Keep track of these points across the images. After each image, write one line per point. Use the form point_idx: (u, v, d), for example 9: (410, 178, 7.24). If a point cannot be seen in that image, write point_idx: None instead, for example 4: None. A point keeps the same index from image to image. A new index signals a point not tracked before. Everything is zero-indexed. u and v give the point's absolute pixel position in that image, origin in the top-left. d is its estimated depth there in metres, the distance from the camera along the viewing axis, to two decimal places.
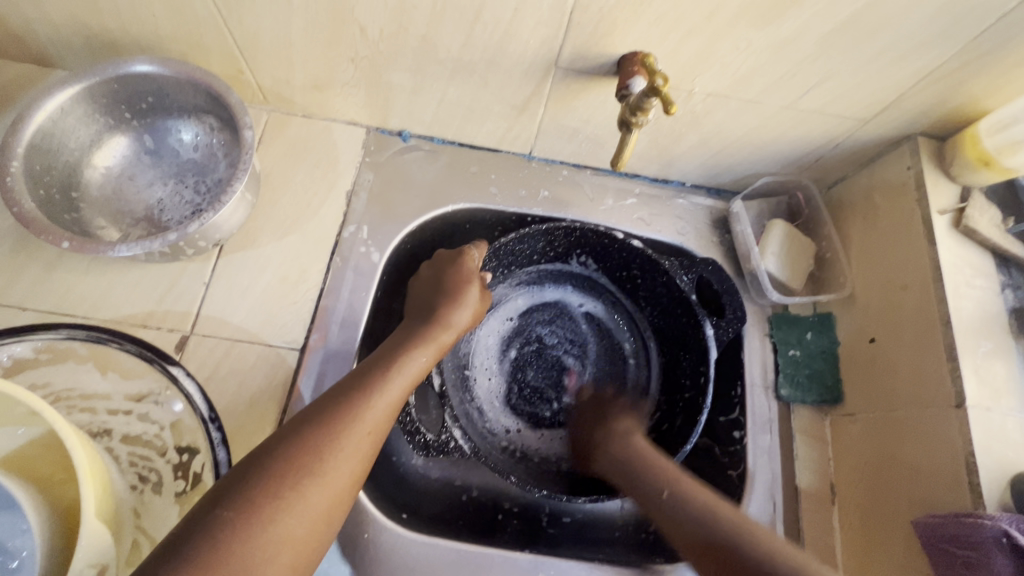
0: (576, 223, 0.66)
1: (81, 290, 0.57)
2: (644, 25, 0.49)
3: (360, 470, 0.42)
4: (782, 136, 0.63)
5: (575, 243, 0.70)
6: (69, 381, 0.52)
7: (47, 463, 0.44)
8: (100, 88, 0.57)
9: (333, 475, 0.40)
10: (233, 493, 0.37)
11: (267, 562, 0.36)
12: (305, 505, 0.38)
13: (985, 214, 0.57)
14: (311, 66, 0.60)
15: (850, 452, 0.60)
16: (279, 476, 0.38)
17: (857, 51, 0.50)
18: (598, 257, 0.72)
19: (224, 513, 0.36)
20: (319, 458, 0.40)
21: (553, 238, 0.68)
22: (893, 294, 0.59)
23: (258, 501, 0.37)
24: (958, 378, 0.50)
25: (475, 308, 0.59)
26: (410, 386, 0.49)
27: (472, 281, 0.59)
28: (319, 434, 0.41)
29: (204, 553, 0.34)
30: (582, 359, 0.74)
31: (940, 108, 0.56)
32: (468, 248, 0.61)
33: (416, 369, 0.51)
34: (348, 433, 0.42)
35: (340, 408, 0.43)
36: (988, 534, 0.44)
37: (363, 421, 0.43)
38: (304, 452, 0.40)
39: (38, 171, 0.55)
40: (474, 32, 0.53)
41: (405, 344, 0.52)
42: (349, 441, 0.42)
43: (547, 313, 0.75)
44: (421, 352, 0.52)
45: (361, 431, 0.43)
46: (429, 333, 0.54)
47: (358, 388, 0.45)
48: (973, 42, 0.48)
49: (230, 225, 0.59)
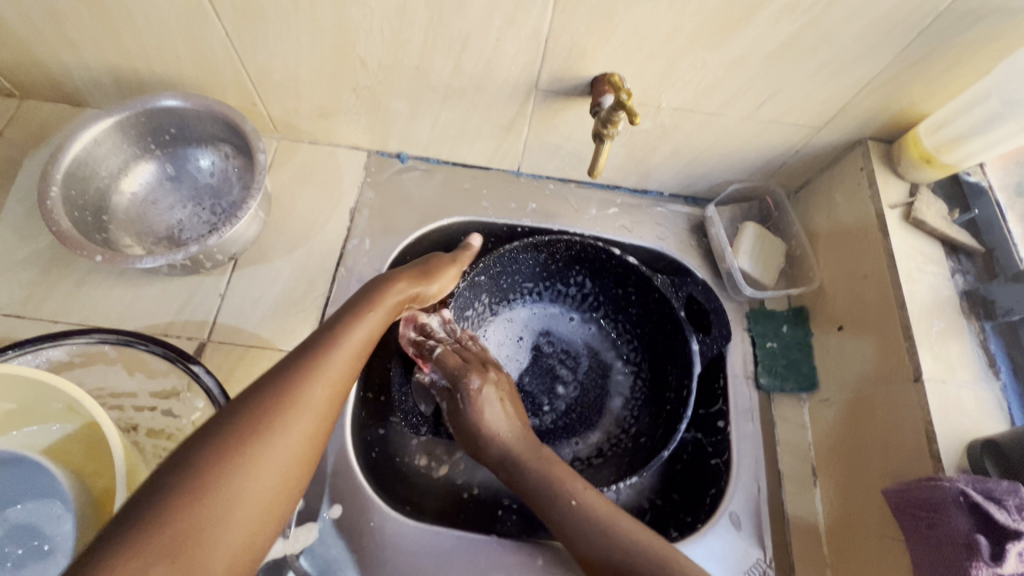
0: (575, 237, 0.72)
1: (109, 302, 0.62)
2: (611, 50, 0.56)
3: (312, 433, 0.45)
4: (746, 145, 0.69)
5: (575, 258, 0.75)
6: (99, 382, 0.56)
7: (76, 455, 0.48)
8: (130, 121, 0.64)
9: (287, 437, 0.43)
10: (182, 462, 0.40)
11: (225, 519, 0.39)
12: (258, 465, 0.41)
13: (932, 207, 0.62)
14: (317, 97, 0.67)
15: (827, 436, 0.63)
16: (228, 440, 0.41)
17: (801, 67, 0.56)
18: (592, 272, 0.76)
19: (172, 480, 0.39)
20: (273, 422, 0.43)
21: (553, 251, 0.73)
22: (856, 284, 0.64)
23: (214, 463, 0.40)
24: (914, 355, 0.54)
25: (438, 285, 0.65)
26: (363, 349, 0.53)
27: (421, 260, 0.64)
28: (271, 400, 0.44)
29: (163, 514, 0.37)
30: (573, 369, 0.78)
31: (883, 114, 0.62)
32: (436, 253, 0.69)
33: (366, 331, 0.54)
34: (301, 398, 0.45)
35: (289, 375, 0.46)
36: (947, 494, 0.47)
37: (315, 383, 0.47)
38: (257, 416, 0.43)
39: (73, 196, 0.61)
40: (461, 61, 0.60)
41: (357, 308, 0.56)
42: (300, 406, 0.45)
43: (544, 325, 0.80)
44: (369, 312, 0.55)
45: (315, 395, 0.46)
46: (379, 296, 0.58)
47: (310, 355, 0.48)
48: (901, 55, 0.54)
49: (244, 240, 0.65)
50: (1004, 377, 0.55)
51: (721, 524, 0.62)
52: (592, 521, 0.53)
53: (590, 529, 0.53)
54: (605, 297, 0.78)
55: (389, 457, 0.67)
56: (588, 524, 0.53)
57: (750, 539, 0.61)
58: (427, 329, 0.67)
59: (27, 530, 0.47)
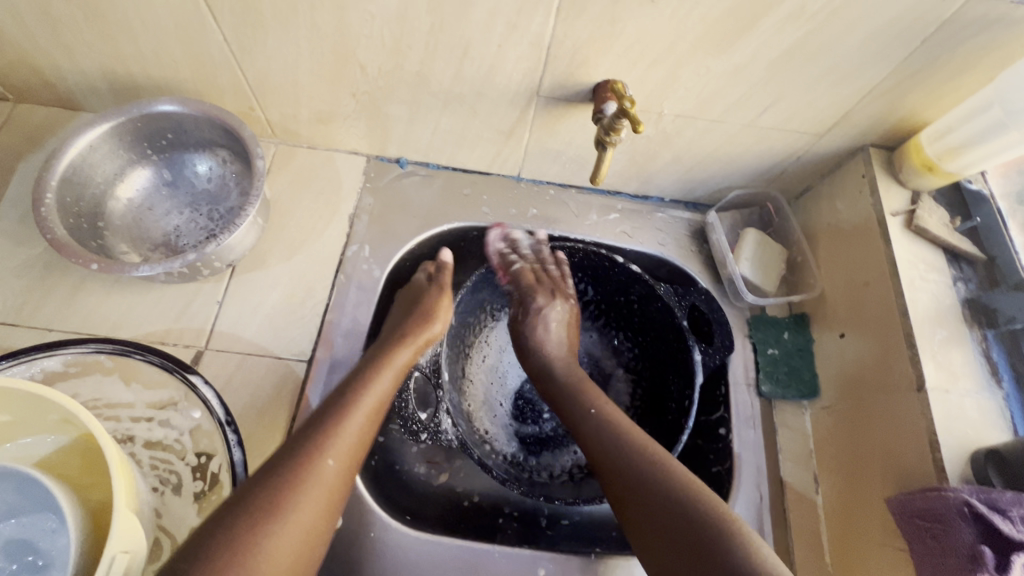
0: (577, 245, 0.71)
1: (104, 310, 0.61)
2: (613, 57, 0.56)
3: (324, 510, 0.44)
4: (748, 151, 0.68)
5: (577, 265, 0.74)
6: (95, 393, 0.55)
7: (74, 467, 0.48)
8: (126, 126, 0.63)
9: (303, 514, 0.43)
10: (195, 549, 0.38)
11: None
12: (277, 546, 0.40)
13: (934, 215, 0.62)
14: (316, 102, 0.66)
15: (830, 443, 0.63)
16: (244, 523, 0.40)
17: (803, 75, 0.56)
18: (596, 279, 0.76)
19: (184, 566, 0.37)
20: (290, 500, 0.42)
21: (556, 257, 0.73)
22: (858, 291, 0.64)
23: (231, 549, 0.39)
24: (917, 364, 0.54)
25: (442, 329, 0.64)
26: (374, 412, 0.52)
27: (432, 308, 0.64)
28: (285, 480, 0.43)
29: None
30: None
31: (885, 121, 0.62)
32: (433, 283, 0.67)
33: (378, 397, 0.53)
34: (317, 473, 0.45)
35: (302, 453, 0.45)
36: (952, 504, 0.47)
37: (328, 458, 0.46)
38: (274, 495, 0.42)
39: (68, 203, 0.61)
40: (462, 67, 0.59)
41: (366, 371, 0.55)
42: (313, 487, 0.44)
43: None
44: (379, 376, 0.55)
45: (330, 468, 0.46)
46: (388, 356, 0.57)
47: (323, 426, 0.48)
48: (904, 63, 0.54)
49: (242, 247, 0.64)
50: (1006, 386, 0.55)
51: None
52: (612, 429, 0.55)
53: (608, 433, 0.54)
54: (607, 303, 0.78)
55: (389, 466, 0.66)
56: (606, 429, 0.55)
57: None
58: (514, 241, 0.73)
59: (21, 544, 0.46)
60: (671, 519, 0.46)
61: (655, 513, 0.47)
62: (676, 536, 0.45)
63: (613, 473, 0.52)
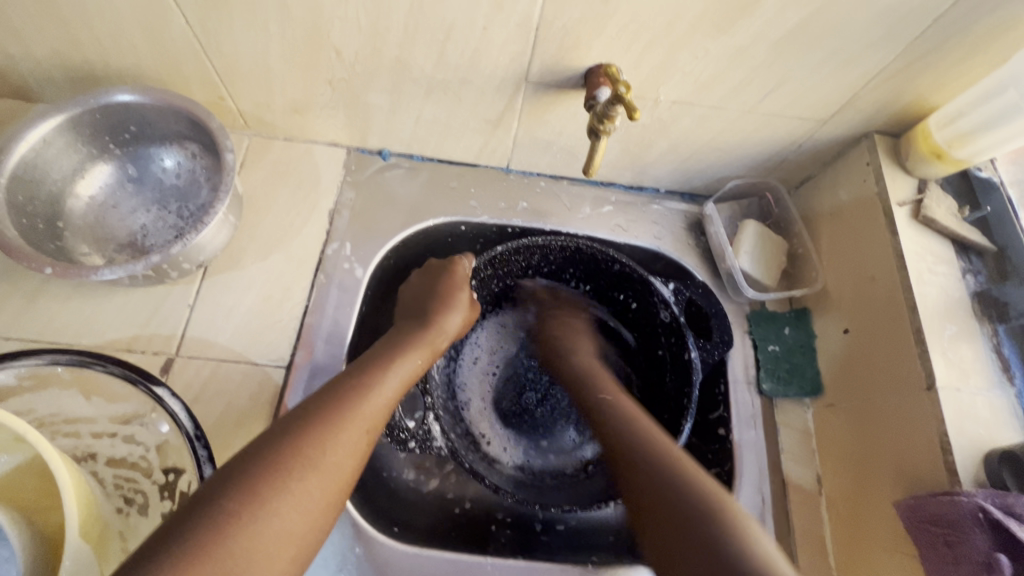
0: (572, 239, 0.68)
1: (66, 316, 0.57)
2: (606, 39, 0.52)
3: (355, 467, 0.44)
4: (748, 139, 0.65)
5: (570, 260, 0.71)
6: (52, 407, 0.50)
7: (27, 491, 0.44)
8: (83, 119, 0.59)
9: (332, 468, 0.42)
10: (236, 484, 0.38)
11: (269, 552, 0.37)
12: (304, 496, 0.40)
13: (941, 205, 0.59)
14: (289, 90, 0.62)
15: (834, 442, 0.61)
16: (283, 464, 0.40)
17: (808, 57, 0.53)
18: (589, 274, 0.73)
19: (228, 503, 0.37)
20: (319, 452, 0.42)
21: (548, 253, 0.70)
22: (862, 285, 0.61)
23: (258, 494, 0.38)
24: (927, 361, 0.52)
25: (467, 309, 0.62)
26: (407, 381, 0.52)
27: (463, 286, 0.62)
28: (321, 431, 0.43)
29: (206, 544, 0.35)
30: (570, 375, 0.75)
31: (892, 107, 0.59)
32: (460, 258, 0.64)
33: (412, 369, 0.53)
34: (348, 430, 0.44)
35: (335, 410, 0.45)
36: (966, 510, 0.45)
37: (363, 416, 0.46)
38: (305, 445, 0.42)
39: (20, 202, 0.56)
40: (445, 52, 0.55)
41: (400, 345, 0.55)
42: (346, 443, 0.44)
43: (537, 333, 0.76)
44: (417, 352, 0.55)
45: (361, 425, 0.45)
46: (424, 333, 0.57)
47: (354, 386, 0.47)
48: (914, 44, 0.51)
49: (213, 247, 0.60)
50: (1018, 383, 0.53)
51: None
52: (636, 429, 0.53)
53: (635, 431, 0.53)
54: (600, 299, 0.76)
55: (375, 472, 0.62)
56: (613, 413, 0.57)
57: None
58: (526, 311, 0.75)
59: None
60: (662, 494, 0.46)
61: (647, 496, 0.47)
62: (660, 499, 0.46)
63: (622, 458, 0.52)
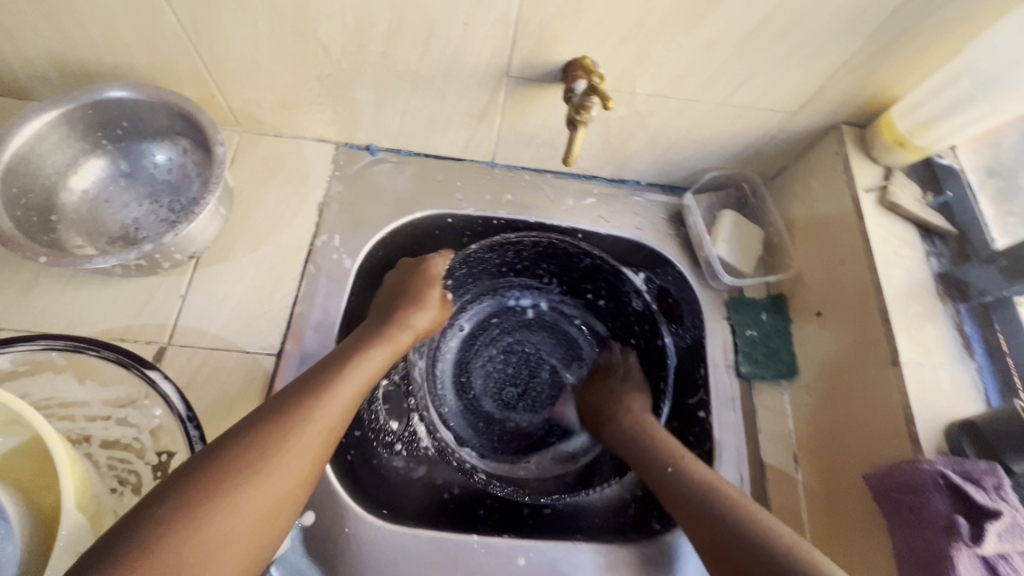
0: (544, 235, 0.73)
1: (59, 307, 0.59)
2: (583, 34, 0.55)
3: (302, 474, 0.45)
4: (723, 131, 0.68)
5: (543, 255, 0.76)
6: (47, 391, 0.52)
7: (22, 472, 0.45)
8: (77, 114, 0.60)
9: (276, 476, 0.43)
10: (172, 494, 0.39)
11: (205, 562, 0.38)
12: (244, 504, 0.41)
13: (905, 190, 0.62)
14: (278, 87, 0.64)
15: (809, 421, 0.63)
16: (223, 473, 0.41)
17: (775, 50, 0.55)
18: (562, 270, 0.78)
19: (161, 513, 0.38)
20: (262, 459, 0.43)
21: (521, 249, 0.75)
22: (832, 269, 0.64)
23: (194, 503, 0.39)
24: (892, 339, 0.54)
25: (437, 308, 0.65)
26: (361, 387, 0.52)
27: (435, 284, 0.66)
28: (265, 439, 0.44)
29: (136, 554, 0.36)
30: (547, 369, 0.79)
31: (857, 98, 0.62)
32: (433, 256, 0.67)
33: (368, 371, 0.54)
34: (293, 438, 0.45)
35: (283, 415, 0.46)
36: (928, 476, 0.47)
37: (311, 422, 0.46)
38: (246, 453, 0.42)
39: (15, 194, 0.57)
40: (429, 47, 0.57)
41: (357, 348, 0.55)
42: (293, 449, 0.44)
43: (513, 331, 0.80)
44: (374, 355, 0.55)
45: (309, 432, 0.46)
46: (387, 333, 0.59)
47: (303, 393, 0.48)
48: (874, 37, 0.54)
49: (205, 238, 0.62)
50: (979, 357, 0.55)
51: None
52: (694, 481, 0.54)
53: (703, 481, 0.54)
54: (571, 297, 0.81)
55: (366, 459, 0.63)
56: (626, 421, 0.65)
57: None
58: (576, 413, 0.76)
59: None
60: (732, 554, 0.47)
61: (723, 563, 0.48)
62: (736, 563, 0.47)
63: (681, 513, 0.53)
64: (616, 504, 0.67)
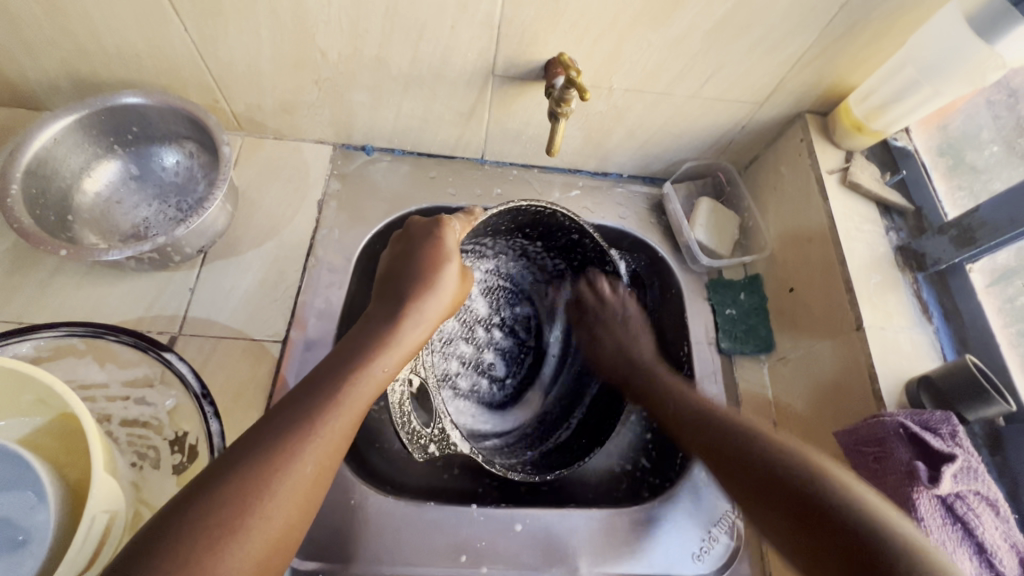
0: (548, 205, 0.65)
1: (75, 301, 0.62)
2: (561, 33, 0.59)
3: (295, 514, 0.40)
4: (696, 123, 0.73)
5: (533, 223, 0.69)
6: (69, 375, 0.55)
7: (52, 448, 0.49)
8: (91, 120, 0.64)
9: (261, 524, 0.38)
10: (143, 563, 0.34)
11: None
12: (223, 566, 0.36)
13: (865, 171, 0.67)
14: (278, 91, 0.68)
15: (785, 391, 0.67)
16: (199, 532, 0.36)
17: (737, 44, 0.60)
18: (541, 236, 0.73)
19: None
20: (240, 513, 0.38)
21: (516, 218, 0.67)
22: (802, 246, 0.68)
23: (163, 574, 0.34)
24: (856, 307, 0.59)
25: (450, 290, 0.55)
26: (364, 403, 0.46)
27: (449, 257, 0.55)
28: (246, 487, 0.39)
29: None
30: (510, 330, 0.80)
31: (817, 88, 0.67)
32: (448, 219, 0.57)
33: (374, 384, 0.47)
34: (279, 479, 0.40)
35: (266, 456, 0.40)
36: (889, 428, 0.50)
37: (302, 458, 0.41)
38: (224, 507, 0.37)
39: (35, 195, 0.61)
40: (419, 49, 0.62)
41: (358, 354, 0.48)
42: (280, 490, 0.40)
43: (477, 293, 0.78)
44: (379, 361, 0.48)
45: (297, 470, 0.41)
46: (390, 332, 0.51)
47: (293, 423, 0.42)
48: (826, 30, 0.58)
49: (212, 232, 0.65)
50: (936, 321, 0.60)
51: (691, 484, 0.66)
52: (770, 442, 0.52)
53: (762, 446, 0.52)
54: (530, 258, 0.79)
55: (369, 443, 0.67)
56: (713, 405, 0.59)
57: (718, 493, 0.66)
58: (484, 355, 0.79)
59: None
60: (820, 522, 0.44)
61: (782, 511, 0.47)
62: (792, 509, 0.46)
63: (746, 468, 0.52)
64: (609, 482, 0.72)
